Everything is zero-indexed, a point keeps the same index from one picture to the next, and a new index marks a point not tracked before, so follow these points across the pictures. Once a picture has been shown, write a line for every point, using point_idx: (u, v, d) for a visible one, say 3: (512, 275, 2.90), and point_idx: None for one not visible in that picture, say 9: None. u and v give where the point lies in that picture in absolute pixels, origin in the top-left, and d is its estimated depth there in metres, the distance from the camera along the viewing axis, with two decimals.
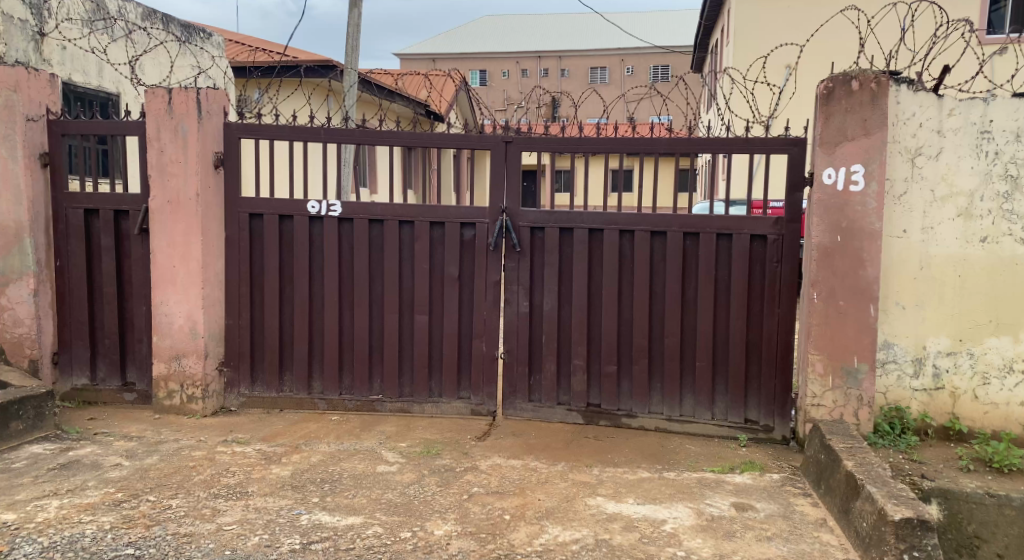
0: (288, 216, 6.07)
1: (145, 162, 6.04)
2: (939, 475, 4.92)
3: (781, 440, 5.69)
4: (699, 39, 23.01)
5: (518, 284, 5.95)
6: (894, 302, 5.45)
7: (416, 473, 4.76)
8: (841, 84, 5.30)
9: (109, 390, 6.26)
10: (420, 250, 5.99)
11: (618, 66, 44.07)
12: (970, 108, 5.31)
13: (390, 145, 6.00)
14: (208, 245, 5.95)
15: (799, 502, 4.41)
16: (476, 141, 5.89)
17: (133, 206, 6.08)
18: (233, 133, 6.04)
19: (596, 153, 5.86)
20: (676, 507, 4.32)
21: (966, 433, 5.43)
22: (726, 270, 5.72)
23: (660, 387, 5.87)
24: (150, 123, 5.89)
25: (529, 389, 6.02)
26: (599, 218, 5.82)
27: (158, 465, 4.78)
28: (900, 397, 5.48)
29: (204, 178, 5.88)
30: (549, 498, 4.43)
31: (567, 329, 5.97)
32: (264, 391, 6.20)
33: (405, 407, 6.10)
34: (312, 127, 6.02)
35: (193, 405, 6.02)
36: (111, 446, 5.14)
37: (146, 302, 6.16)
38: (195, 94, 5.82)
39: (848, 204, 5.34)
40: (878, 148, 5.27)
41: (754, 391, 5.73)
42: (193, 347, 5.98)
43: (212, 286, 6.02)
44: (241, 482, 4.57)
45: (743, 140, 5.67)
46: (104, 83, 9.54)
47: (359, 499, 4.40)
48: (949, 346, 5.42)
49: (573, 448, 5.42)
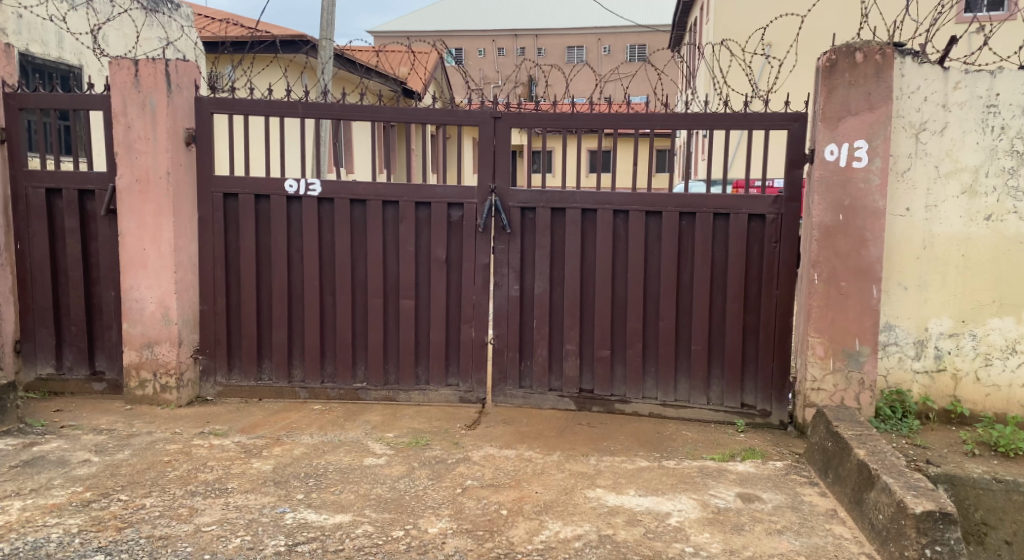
0: (264, 195, 5.77)
1: (111, 139, 5.70)
2: (944, 461, 4.78)
3: (778, 425, 5.52)
4: (679, 17, 22.82)
5: (508, 267, 5.72)
6: (896, 283, 5.28)
7: (405, 466, 4.53)
8: (845, 57, 5.09)
9: (77, 380, 5.95)
10: (405, 232, 5.73)
11: (596, 45, 43.70)
12: (977, 81, 5.13)
13: (371, 120, 5.71)
14: (181, 226, 5.64)
15: (807, 491, 4.25)
16: (463, 116, 5.59)
17: (99, 185, 5.75)
18: (205, 107, 5.72)
19: (589, 129, 5.63)
20: (680, 499, 4.13)
21: (968, 417, 5.30)
22: (723, 250, 5.52)
23: (654, 371, 5.68)
24: (115, 97, 5.55)
25: (520, 374, 5.80)
26: (592, 198, 5.57)
27: (131, 461, 4.50)
28: (901, 380, 5.33)
29: (174, 156, 5.56)
30: (547, 491, 4.22)
31: (559, 313, 5.75)
32: (241, 380, 5.93)
33: (391, 394, 5.87)
34: (289, 102, 5.70)
35: (166, 395, 5.72)
36: (79, 441, 4.85)
37: (115, 287, 5.84)
38: (164, 65, 5.49)
39: (851, 181, 5.14)
40: (882, 123, 5.09)
41: (751, 376, 5.56)
42: (167, 334, 5.68)
43: (185, 270, 5.71)
44: (220, 477, 4.31)
45: (741, 116, 5.45)
46: (64, 54, 9.13)
47: (347, 494, 4.16)
48: (952, 327, 5.27)
49: (568, 436, 5.21)
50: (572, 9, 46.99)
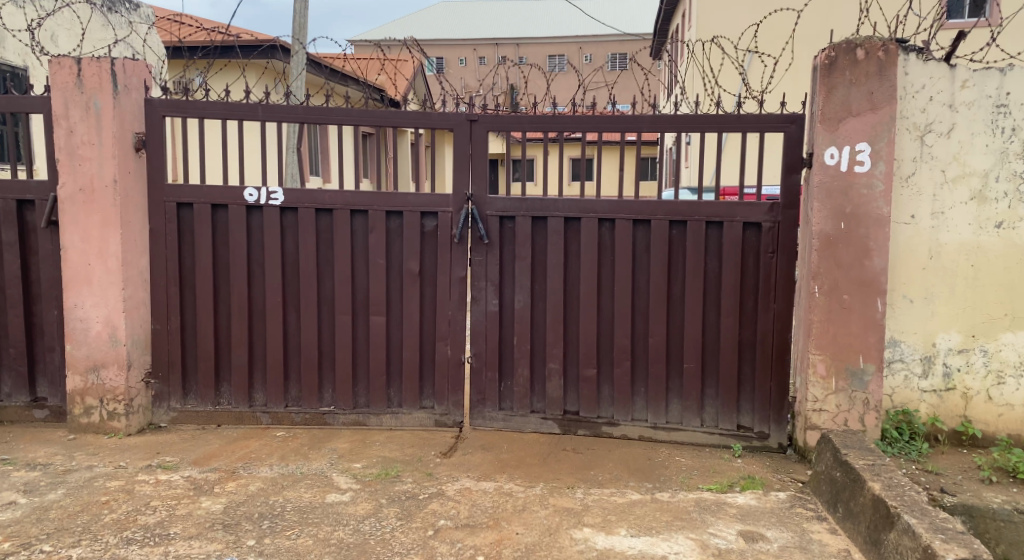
0: (222, 205, 5.33)
1: (52, 145, 5.24)
2: (961, 490, 4.43)
3: (777, 448, 5.12)
4: (662, 24, 22.56)
5: (486, 280, 5.31)
6: (901, 295, 4.91)
7: (372, 504, 4.21)
8: (844, 53, 4.73)
9: (16, 407, 5.45)
10: (375, 244, 5.30)
11: (578, 54, 43.43)
12: (985, 79, 4.77)
13: (338, 124, 5.28)
14: (129, 239, 5.19)
15: (814, 528, 4.03)
16: (437, 119, 5.21)
17: (39, 195, 5.29)
18: (156, 110, 5.28)
19: (575, 133, 5.23)
20: (677, 539, 3.90)
21: (980, 439, 4.94)
22: (716, 261, 5.13)
23: (643, 392, 5.28)
24: (56, 99, 5.10)
25: (499, 395, 5.39)
26: (575, 205, 5.18)
27: (62, 503, 4.17)
28: (908, 399, 4.95)
29: (122, 162, 5.12)
30: (529, 532, 3.96)
31: (541, 328, 5.34)
32: (198, 405, 5.46)
33: (360, 419, 5.43)
34: (248, 104, 5.26)
35: (114, 423, 5.25)
36: (8, 479, 4.47)
37: (58, 305, 5.37)
38: (109, 64, 5.05)
39: (853, 187, 4.77)
40: (886, 124, 4.72)
41: (747, 396, 5.17)
42: (114, 357, 5.22)
43: (134, 287, 5.25)
44: (162, 521, 4.01)
45: (734, 118, 5.03)
46: (7, 54, 8.94)
47: (304, 539, 3.88)
48: (961, 342, 4.91)
49: (551, 464, 4.80)
50: (553, 19, 46.74)
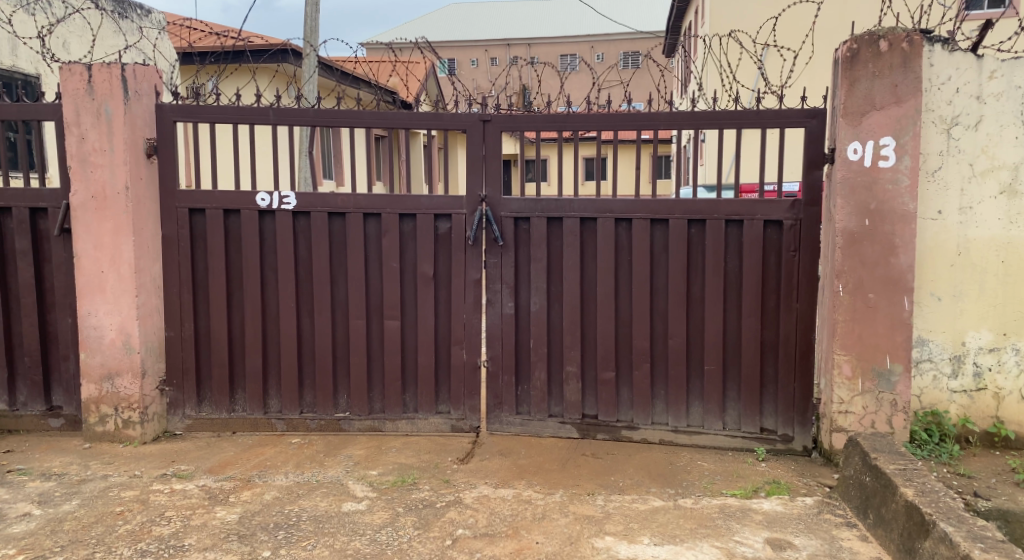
0: (234, 210, 5.27)
1: (64, 152, 5.20)
2: (994, 494, 4.33)
3: (802, 451, 4.99)
4: (674, 23, 22.37)
5: (501, 283, 5.22)
6: (929, 293, 4.78)
7: (389, 512, 4.14)
8: (867, 45, 4.60)
9: (31, 416, 5.42)
10: (388, 247, 5.23)
11: (591, 53, 43.21)
12: (1014, 70, 4.63)
13: (349, 127, 5.19)
14: (142, 245, 5.15)
15: (844, 535, 3.92)
16: (450, 120, 5.11)
17: (52, 203, 5.25)
18: (167, 115, 5.23)
19: (589, 132, 5.12)
20: (702, 548, 3.80)
21: (1013, 440, 4.80)
22: (736, 260, 5.02)
23: (664, 395, 5.17)
24: (67, 106, 5.06)
25: (516, 400, 5.30)
26: (591, 206, 5.09)
27: (76, 514, 4.13)
28: (936, 400, 4.82)
29: (134, 169, 5.08)
30: (549, 541, 3.87)
31: (558, 331, 5.24)
32: (212, 412, 5.40)
33: (376, 424, 5.35)
34: (259, 107, 5.19)
35: (129, 431, 5.21)
36: (24, 490, 4.44)
37: (72, 313, 5.34)
38: (120, 70, 5.00)
39: (877, 182, 4.64)
40: (911, 117, 4.59)
41: (769, 398, 5.05)
42: (128, 365, 5.17)
43: (148, 294, 5.21)
44: (177, 532, 3.96)
45: (753, 113, 4.89)
46: (19, 62, 9.02)
47: (321, 550, 3.81)
48: (992, 341, 4.77)
49: (570, 471, 4.70)
50: (565, 19, 46.57)
